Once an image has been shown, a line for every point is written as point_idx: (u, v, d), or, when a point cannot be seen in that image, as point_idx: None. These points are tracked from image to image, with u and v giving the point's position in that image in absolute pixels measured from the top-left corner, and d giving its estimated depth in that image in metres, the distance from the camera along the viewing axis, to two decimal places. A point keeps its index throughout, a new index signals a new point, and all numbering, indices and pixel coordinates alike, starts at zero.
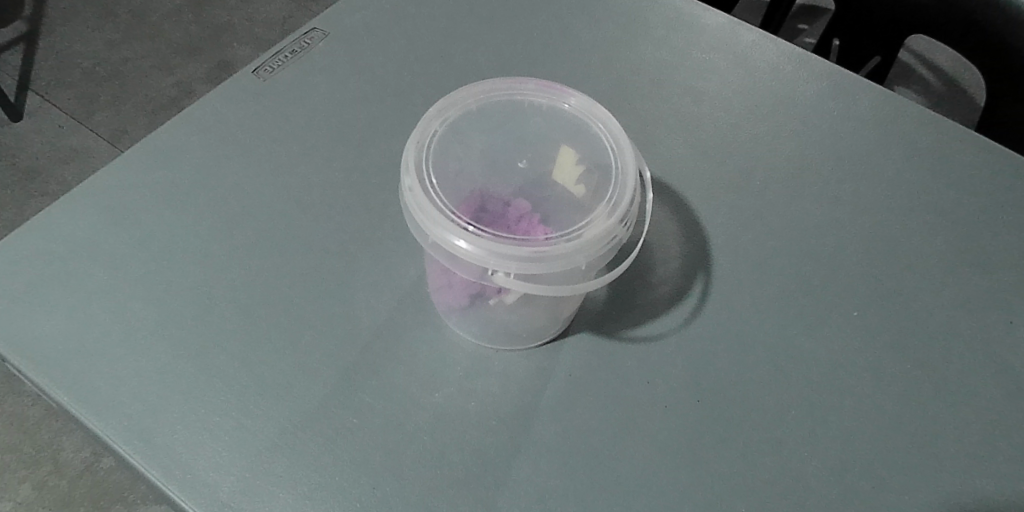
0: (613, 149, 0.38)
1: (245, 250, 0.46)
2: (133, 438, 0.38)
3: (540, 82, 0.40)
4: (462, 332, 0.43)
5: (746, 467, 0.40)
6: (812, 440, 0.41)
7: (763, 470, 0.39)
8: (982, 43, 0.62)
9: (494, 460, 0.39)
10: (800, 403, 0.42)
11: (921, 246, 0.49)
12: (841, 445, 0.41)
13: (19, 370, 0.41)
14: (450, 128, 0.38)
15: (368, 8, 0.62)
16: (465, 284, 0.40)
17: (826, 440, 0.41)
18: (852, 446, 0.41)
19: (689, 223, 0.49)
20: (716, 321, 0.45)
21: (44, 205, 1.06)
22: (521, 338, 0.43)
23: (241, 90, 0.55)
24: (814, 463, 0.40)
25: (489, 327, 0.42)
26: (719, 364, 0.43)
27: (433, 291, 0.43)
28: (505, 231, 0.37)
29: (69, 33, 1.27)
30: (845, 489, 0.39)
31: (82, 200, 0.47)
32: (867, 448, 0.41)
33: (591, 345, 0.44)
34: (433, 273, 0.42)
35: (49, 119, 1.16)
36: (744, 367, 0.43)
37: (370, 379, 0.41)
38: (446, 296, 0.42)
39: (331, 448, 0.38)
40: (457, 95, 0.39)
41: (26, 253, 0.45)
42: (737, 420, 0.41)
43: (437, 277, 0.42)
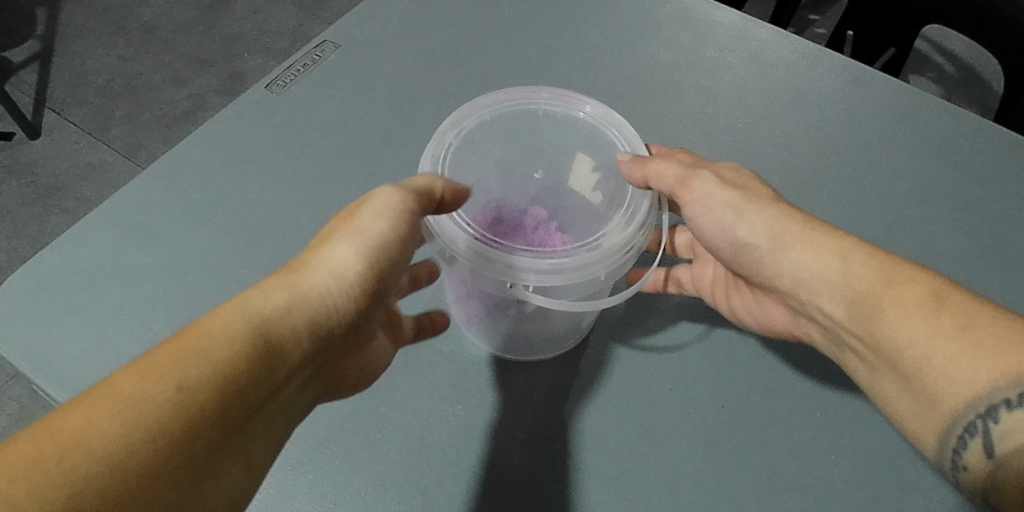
0: (629, 159, 0.38)
1: (264, 266, 0.46)
2: None
3: (553, 91, 0.40)
4: (482, 344, 0.44)
5: (775, 474, 0.39)
6: (842, 445, 0.40)
7: (793, 477, 0.39)
8: (1000, 34, 0.60)
9: (518, 472, 0.39)
10: (829, 406, 0.41)
11: (950, 243, 0.48)
12: (868, 449, 0.40)
13: (46, 394, 0.41)
14: (465, 140, 0.39)
15: (378, 19, 0.62)
16: (484, 298, 0.41)
17: (858, 446, 0.40)
18: (880, 449, 0.40)
19: None
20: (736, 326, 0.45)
21: (65, 222, 1.08)
22: (541, 346, 0.43)
23: (255, 105, 0.55)
24: (845, 470, 0.39)
25: (510, 335, 0.43)
26: (742, 369, 0.43)
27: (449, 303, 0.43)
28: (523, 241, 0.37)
29: (81, 49, 1.29)
30: (875, 495, 0.38)
31: (103, 221, 0.48)
32: (897, 451, 0.40)
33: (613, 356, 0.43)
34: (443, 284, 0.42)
35: (66, 136, 1.17)
36: (768, 372, 0.43)
37: (392, 393, 0.41)
38: (465, 306, 0.42)
39: (356, 464, 0.38)
40: (471, 106, 0.39)
41: (49, 275, 0.45)
42: (764, 425, 0.41)
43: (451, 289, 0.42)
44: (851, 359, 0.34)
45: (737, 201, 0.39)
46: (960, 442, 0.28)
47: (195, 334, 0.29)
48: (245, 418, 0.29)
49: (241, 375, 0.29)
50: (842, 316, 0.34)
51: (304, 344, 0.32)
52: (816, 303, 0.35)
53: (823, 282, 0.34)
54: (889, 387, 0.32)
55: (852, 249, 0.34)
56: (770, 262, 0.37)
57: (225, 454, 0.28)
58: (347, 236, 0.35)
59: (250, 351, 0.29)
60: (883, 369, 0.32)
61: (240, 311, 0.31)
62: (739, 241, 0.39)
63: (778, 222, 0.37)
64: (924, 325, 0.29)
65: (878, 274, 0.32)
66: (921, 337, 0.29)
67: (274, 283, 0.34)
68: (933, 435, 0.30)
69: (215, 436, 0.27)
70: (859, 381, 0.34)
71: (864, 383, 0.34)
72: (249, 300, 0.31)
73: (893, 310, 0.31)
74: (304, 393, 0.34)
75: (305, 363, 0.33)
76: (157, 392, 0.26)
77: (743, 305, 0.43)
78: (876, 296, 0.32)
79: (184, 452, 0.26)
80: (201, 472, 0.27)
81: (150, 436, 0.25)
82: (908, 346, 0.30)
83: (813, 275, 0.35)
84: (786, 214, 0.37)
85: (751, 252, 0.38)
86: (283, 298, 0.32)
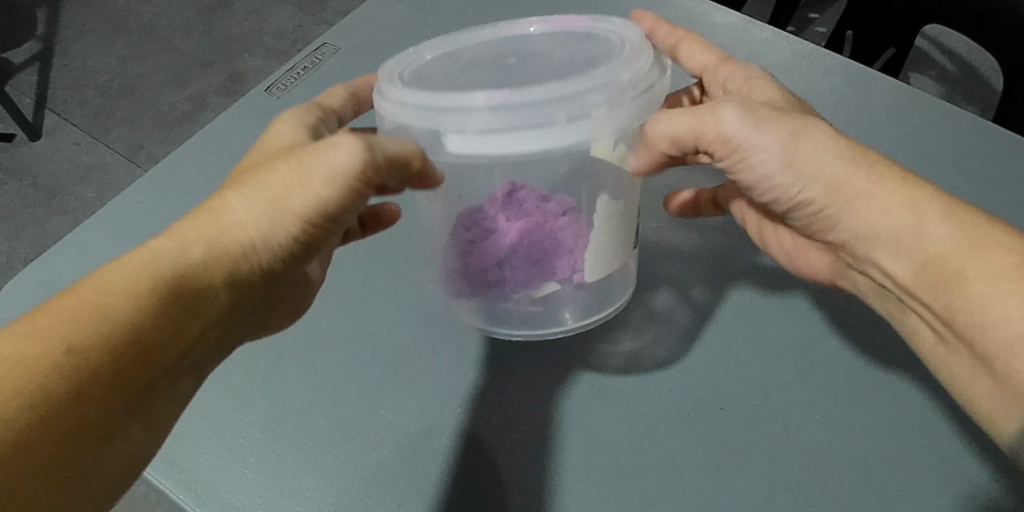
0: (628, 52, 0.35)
1: None
2: (159, 463, 0.39)
3: (544, 20, 0.42)
4: (471, 314, 0.42)
5: (781, 470, 0.37)
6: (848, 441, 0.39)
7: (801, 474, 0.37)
8: (1002, 35, 0.60)
9: (516, 471, 0.38)
10: (839, 401, 0.39)
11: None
12: (885, 445, 0.37)
13: None
14: (442, 56, 0.42)
15: (378, 22, 0.62)
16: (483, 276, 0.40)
17: (872, 442, 0.38)
18: (896, 445, 0.37)
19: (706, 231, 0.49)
20: (740, 324, 0.44)
21: (66, 223, 1.08)
22: (544, 321, 0.42)
23: (258, 110, 0.56)
24: (859, 466, 0.37)
25: (507, 311, 0.41)
26: (749, 368, 0.41)
27: (456, 292, 0.42)
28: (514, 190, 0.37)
29: (82, 50, 1.29)
30: (895, 495, 0.36)
31: (111, 229, 0.50)
32: (914, 445, 0.37)
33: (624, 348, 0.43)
34: (447, 271, 0.41)
35: (66, 137, 1.18)
36: (772, 368, 0.41)
37: (391, 396, 0.41)
38: (473, 288, 0.41)
39: (354, 465, 0.38)
40: (457, 37, 0.43)
41: (60, 281, 0.47)
42: (768, 419, 0.39)
43: (456, 272, 0.40)
44: (914, 316, 0.35)
45: (764, 140, 0.35)
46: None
47: (89, 292, 0.25)
48: (161, 374, 0.27)
49: (145, 331, 0.25)
50: (909, 278, 0.33)
51: (223, 296, 0.28)
52: (876, 261, 0.34)
53: (887, 237, 0.33)
54: (961, 363, 0.32)
55: (926, 205, 0.32)
56: (828, 219, 0.35)
57: (138, 413, 0.27)
58: (285, 175, 0.29)
59: (156, 309, 0.25)
60: (954, 344, 0.32)
61: (149, 260, 0.26)
62: (787, 197, 0.36)
63: (818, 175, 0.34)
64: (1016, 302, 0.28)
65: (958, 235, 0.31)
66: (1013, 315, 0.28)
67: (190, 219, 0.29)
68: (1010, 421, 0.30)
69: (120, 405, 0.25)
70: (926, 347, 0.35)
71: (928, 346, 0.35)
72: (157, 250, 0.27)
73: (976, 284, 0.30)
74: (231, 335, 0.31)
75: (230, 314, 0.30)
76: (40, 353, 0.23)
77: (780, 245, 0.43)
78: (958, 263, 0.30)
79: (73, 427, 0.24)
80: (102, 437, 0.25)
81: (30, 402, 0.23)
82: (990, 324, 0.29)
83: (877, 233, 0.33)
84: (838, 157, 0.33)
85: (803, 210, 0.36)
86: (200, 248, 0.27)
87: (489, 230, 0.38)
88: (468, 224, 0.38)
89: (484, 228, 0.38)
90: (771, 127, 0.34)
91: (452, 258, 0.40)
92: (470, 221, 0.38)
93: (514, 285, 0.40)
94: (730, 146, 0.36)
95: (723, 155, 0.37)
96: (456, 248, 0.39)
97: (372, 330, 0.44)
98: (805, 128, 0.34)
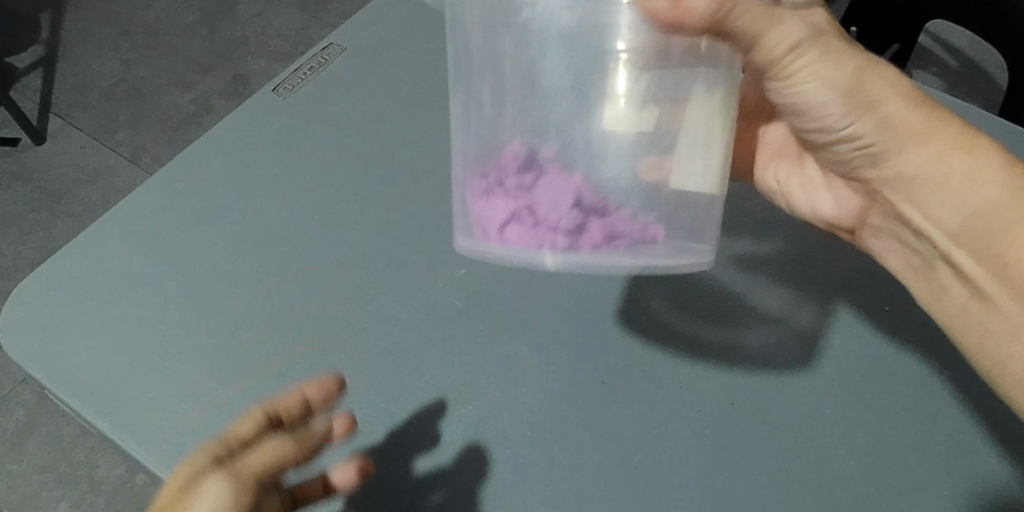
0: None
1: (272, 270, 0.47)
2: (172, 462, 0.38)
3: None
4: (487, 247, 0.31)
5: (792, 467, 0.37)
6: (859, 437, 0.38)
7: (810, 470, 0.37)
8: (1006, 31, 0.60)
9: (526, 470, 0.37)
10: (847, 399, 0.40)
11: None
12: (885, 441, 0.38)
13: (66, 403, 0.42)
14: None
15: (383, 22, 0.62)
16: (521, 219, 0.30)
17: (877, 439, 0.38)
18: (899, 443, 0.38)
19: (749, 228, 0.48)
20: (810, 326, 0.43)
21: (70, 227, 1.08)
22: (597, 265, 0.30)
23: (265, 110, 0.56)
24: (867, 465, 0.37)
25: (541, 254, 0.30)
26: (774, 365, 0.41)
27: (478, 244, 0.32)
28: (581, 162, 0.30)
29: (85, 54, 1.30)
30: (899, 493, 0.36)
31: (124, 229, 0.50)
32: (915, 443, 0.38)
33: (757, 346, 0.42)
34: (467, 228, 0.33)
35: (70, 140, 1.18)
36: (787, 366, 0.41)
37: (401, 393, 0.40)
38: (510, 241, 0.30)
39: (364, 464, 0.37)
40: None
41: (76, 282, 0.48)
42: (778, 419, 0.39)
43: (485, 217, 0.31)
44: (945, 270, 0.35)
45: (822, 68, 0.31)
46: None
47: None
48: None
49: None
50: (957, 225, 0.33)
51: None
52: (918, 204, 0.35)
53: (940, 186, 0.34)
54: (993, 322, 0.32)
55: (983, 155, 0.32)
56: (874, 155, 0.35)
57: None
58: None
59: None
60: (992, 296, 0.32)
61: None
62: (833, 125, 0.34)
63: (875, 108, 0.32)
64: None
65: (1009, 188, 0.32)
66: None
67: None
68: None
69: None
70: (951, 306, 0.35)
71: (954, 299, 0.35)
72: None
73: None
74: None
75: None
76: None
77: (802, 187, 0.44)
78: (1011, 211, 0.31)
79: None
80: None
81: None
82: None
83: (928, 177, 0.34)
84: (901, 95, 0.33)
85: (848, 143, 0.35)
86: None
87: (533, 174, 0.30)
88: (502, 168, 0.31)
89: (532, 167, 0.30)
90: (832, 54, 0.31)
91: (481, 203, 0.31)
92: (510, 163, 0.31)
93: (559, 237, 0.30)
94: (785, 66, 0.31)
95: (778, 75, 0.32)
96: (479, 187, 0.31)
97: (379, 324, 0.43)
98: (872, 70, 0.32)
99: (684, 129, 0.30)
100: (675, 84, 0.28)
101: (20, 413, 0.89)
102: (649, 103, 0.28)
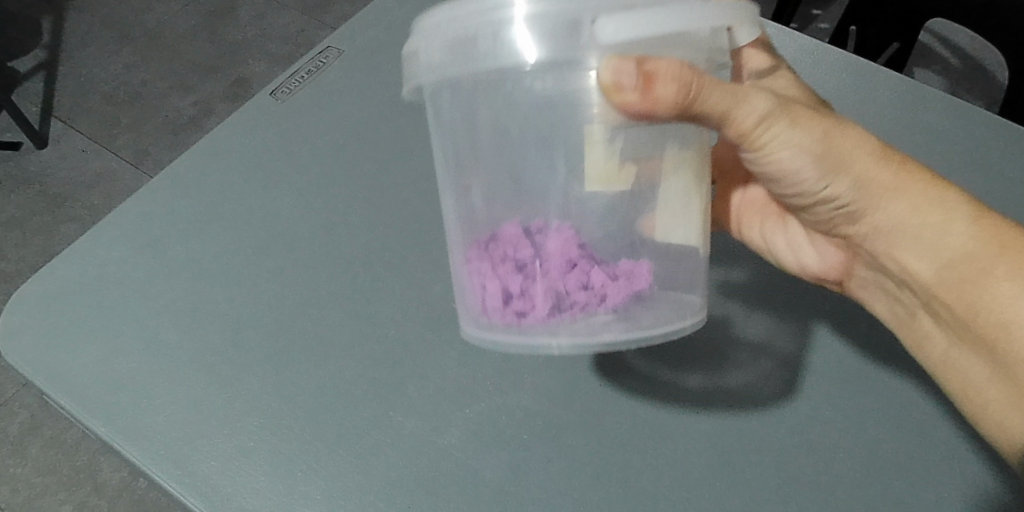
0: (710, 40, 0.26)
1: (271, 274, 0.47)
2: (170, 467, 0.38)
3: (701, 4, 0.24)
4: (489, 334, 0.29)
5: (801, 466, 0.36)
6: (870, 433, 0.37)
7: (820, 468, 0.36)
8: (1006, 27, 0.59)
9: (527, 472, 0.37)
10: (858, 395, 0.38)
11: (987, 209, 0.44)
12: (899, 438, 0.37)
13: (65, 409, 0.43)
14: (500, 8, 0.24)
15: (381, 24, 0.62)
16: (520, 300, 0.29)
17: (890, 436, 0.37)
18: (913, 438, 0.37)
19: None
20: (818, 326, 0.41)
21: (73, 231, 1.09)
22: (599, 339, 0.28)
23: (262, 114, 0.56)
24: None
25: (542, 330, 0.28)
26: (778, 367, 0.39)
27: (485, 332, 0.30)
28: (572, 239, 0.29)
29: (86, 57, 1.30)
30: None
31: (121, 234, 0.50)
32: None
33: (753, 361, 0.40)
34: (474, 314, 0.30)
35: (72, 144, 1.18)
36: (792, 362, 0.40)
37: (399, 396, 0.40)
38: (524, 324, 0.29)
39: (363, 468, 0.37)
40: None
41: (75, 289, 0.48)
42: (784, 416, 0.38)
43: (495, 306, 0.29)
44: (925, 318, 0.34)
45: (796, 138, 0.30)
46: None
47: None
48: None
49: None
50: (931, 278, 0.32)
51: None
52: (897, 257, 0.33)
53: (914, 239, 0.32)
54: (973, 365, 0.32)
55: (956, 204, 0.31)
56: (851, 213, 0.33)
57: None
58: None
59: None
60: (971, 343, 0.31)
61: None
62: (809, 189, 0.33)
63: (849, 170, 0.31)
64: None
65: (980, 240, 0.30)
66: None
67: None
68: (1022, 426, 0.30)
69: None
70: (933, 353, 0.34)
71: (937, 350, 0.33)
72: None
73: (998, 287, 0.29)
74: None
75: None
76: None
77: (787, 241, 0.41)
78: (984, 263, 0.30)
79: None
80: None
81: None
82: (1014, 326, 0.29)
83: (903, 229, 0.32)
84: (871, 156, 0.31)
85: (824, 205, 0.34)
86: None
87: (532, 246, 0.29)
88: (500, 249, 0.30)
89: (518, 239, 0.29)
90: (799, 124, 0.30)
91: (489, 289, 0.29)
92: (507, 245, 0.30)
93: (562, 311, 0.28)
94: (756, 140, 0.30)
95: (749, 147, 0.31)
96: (477, 274, 0.30)
97: (377, 327, 0.43)
98: (845, 129, 0.31)
99: (668, 183, 0.29)
100: (649, 140, 0.27)
101: (24, 416, 0.89)
102: (628, 160, 0.27)
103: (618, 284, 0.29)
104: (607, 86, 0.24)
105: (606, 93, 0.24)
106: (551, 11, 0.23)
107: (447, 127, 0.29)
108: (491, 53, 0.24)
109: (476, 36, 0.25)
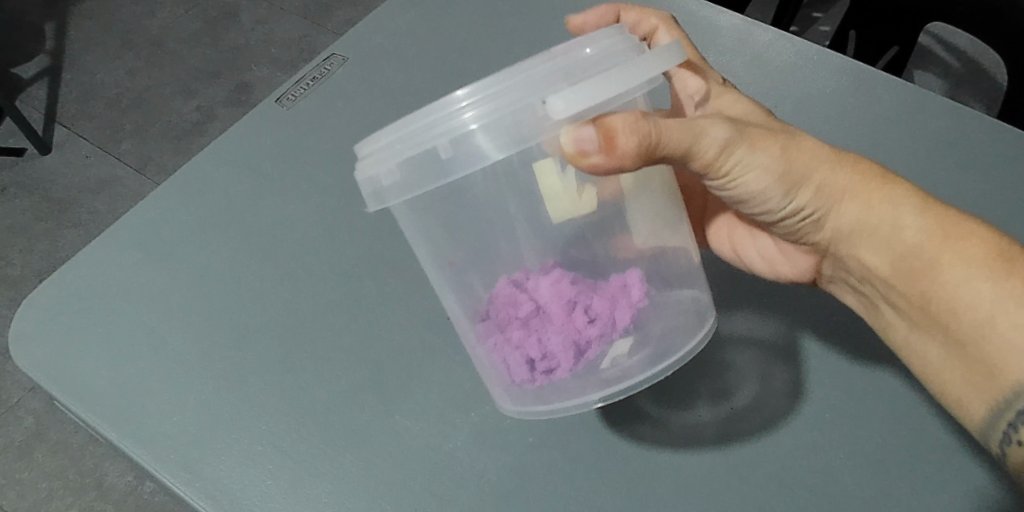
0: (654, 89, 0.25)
1: (277, 279, 0.47)
2: (179, 470, 0.39)
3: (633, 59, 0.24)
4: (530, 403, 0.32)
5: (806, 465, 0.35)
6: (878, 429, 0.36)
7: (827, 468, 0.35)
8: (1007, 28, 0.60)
9: (531, 474, 0.37)
10: (867, 392, 0.38)
11: (993, 210, 0.43)
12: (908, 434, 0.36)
13: (75, 414, 0.43)
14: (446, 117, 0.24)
15: (384, 31, 0.63)
16: (543, 360, 0.30)
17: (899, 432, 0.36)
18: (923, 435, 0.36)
19: None
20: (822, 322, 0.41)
21: (77, 236, 1.09)
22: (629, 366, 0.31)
23: (267, 121, 0.57)
24: None
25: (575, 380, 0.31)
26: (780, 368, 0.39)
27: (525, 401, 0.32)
28: (561, 283, 0.30)
29: (90, 63, 1.31)
30: None
31: (129, 240, 0.51)
32: None
33: (755, 368, 0.39)
34: (505, 384, 0.32)
35: (76, 149, 1.19)
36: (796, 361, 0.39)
37: (405, 400, 0.40)
38: (556, 378, 0.31)
39: (370, 470, 0.38)
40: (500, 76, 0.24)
41: (84, 295, 0.48)
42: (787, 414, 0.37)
43: (524, 373, 0.31)
44: (887, 311, 0.33)
45: (755, 159, 0.30)
46: (1008, 407, 0.28)
47: None
48: None
49: None
50: (886, 270, 0.32)
51: None
52: (856, 257, 0.33)
53: (870, 234, 0.32)
54: (930, 348, 0.31)
55: (902, 198, 0.31)
56: (817, 221, 0.33)
57: None
58: None
59: None
60: (928, 330, 0.31)
61: None
62: (776, 208, 0.33)
63: (810, 184, 0.31)
64: (988, 287, 0.28)
65: (931, 227, 0.30)
66: (987, 297, 0.28)
67: None
68: (981, 404, 0.29)
69: None
70: (895, 340, 0.34)
71: (900, 338, 0.33)
72: None
73: (948, 272, 0.29)
74: None
75: None
76: None
77: (760, 254, 0.40)
78: (932, 252, 0.30)
79: None
80: None
81: None
82: (962, 310, 0.29)
83: (861, 228, 0.32)
84: (828, 167, 0.31)
85: (788, 221, 0.34)
86: None
87: (529, 297, 0.30)
88: (501, 308, 0.30)
89: (513, 300, 0.30)
90: (755, 146, 0.30)
91: (512, 361, 0.31)
92: (506, 304, 0.30)
93: (587, 356, 0.30)
94: (721, 169, 0.30)
95: (715, 177, 0.31)
96: (495, 348, 0.31)
97: (383, 331, 0.44)
98: (796, 145, 0.31)
99: (633, 200, 0.29)
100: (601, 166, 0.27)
101: (29, 422, 0.90)
102: (587, 183, 0.28)
103: (622, 310, 0.30)
104: (572, 153, 0.24)
105: (573, 160, 0.24)
106: (499, 107, 0.23)
107: (416, 234, 0.28)
108: (453, 156, 0.24)
109: (433, 149, 0.24)
